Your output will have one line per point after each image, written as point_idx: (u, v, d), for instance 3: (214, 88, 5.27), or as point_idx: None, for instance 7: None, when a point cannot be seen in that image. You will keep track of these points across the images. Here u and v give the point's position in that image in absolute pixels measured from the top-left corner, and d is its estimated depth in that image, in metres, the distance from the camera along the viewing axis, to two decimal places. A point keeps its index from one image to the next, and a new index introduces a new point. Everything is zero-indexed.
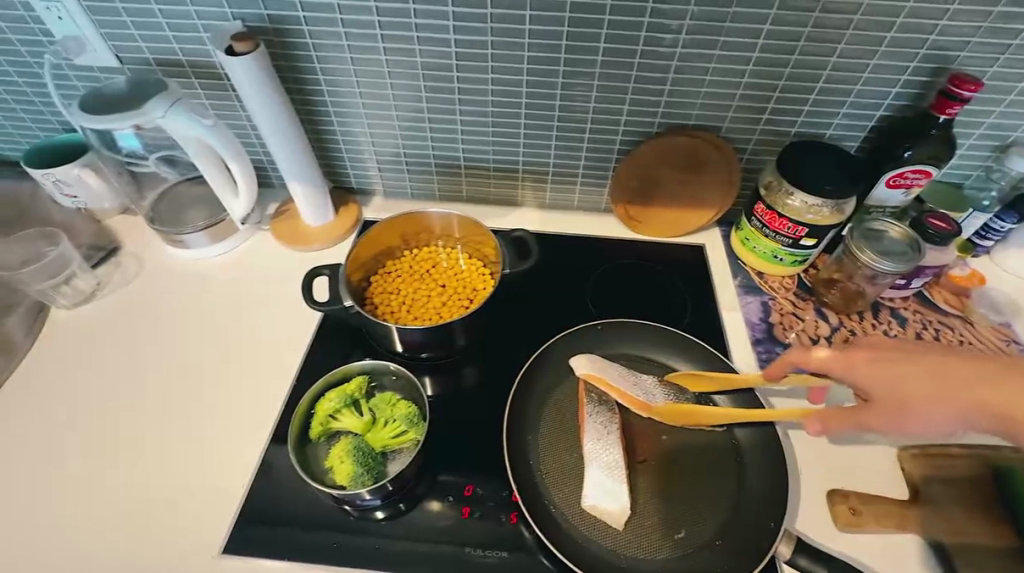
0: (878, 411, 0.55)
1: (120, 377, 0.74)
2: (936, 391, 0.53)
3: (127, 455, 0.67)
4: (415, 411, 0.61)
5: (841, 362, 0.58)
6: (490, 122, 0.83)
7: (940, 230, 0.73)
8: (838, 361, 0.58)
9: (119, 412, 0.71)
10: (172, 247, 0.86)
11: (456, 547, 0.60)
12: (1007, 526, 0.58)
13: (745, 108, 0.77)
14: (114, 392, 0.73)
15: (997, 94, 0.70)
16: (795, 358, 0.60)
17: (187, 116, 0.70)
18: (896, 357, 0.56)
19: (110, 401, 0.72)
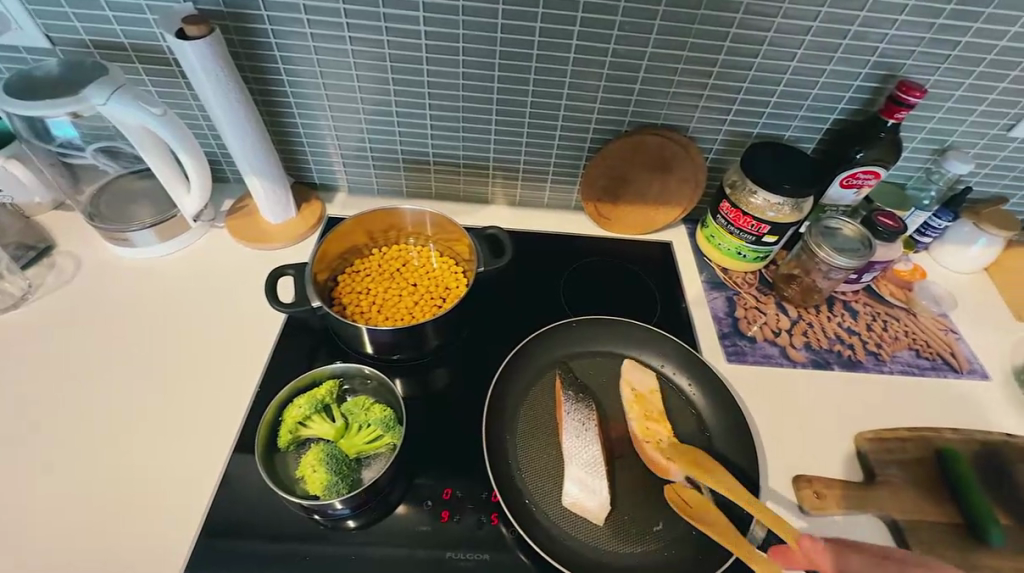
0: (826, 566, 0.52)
1: (65, 384, 0.68)
2: None
3: (76, 470, 0.62)
4: (391, 414, 0.59)
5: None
6: (461, 117, 0.81)
7: (889, 228, 0.78)
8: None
9: (66, 423, 0.65)
10: (115, 245, 0.79)
11: (437, 552, 0.58)
12: (950, 500, 0.63)
13: (711, 109, 0.79)
14: (57, 398, 0.67)
15: (938, 101, 0.75)
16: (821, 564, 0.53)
17: (130, 102, 0.64)
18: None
19: (56, 411, 0.66)
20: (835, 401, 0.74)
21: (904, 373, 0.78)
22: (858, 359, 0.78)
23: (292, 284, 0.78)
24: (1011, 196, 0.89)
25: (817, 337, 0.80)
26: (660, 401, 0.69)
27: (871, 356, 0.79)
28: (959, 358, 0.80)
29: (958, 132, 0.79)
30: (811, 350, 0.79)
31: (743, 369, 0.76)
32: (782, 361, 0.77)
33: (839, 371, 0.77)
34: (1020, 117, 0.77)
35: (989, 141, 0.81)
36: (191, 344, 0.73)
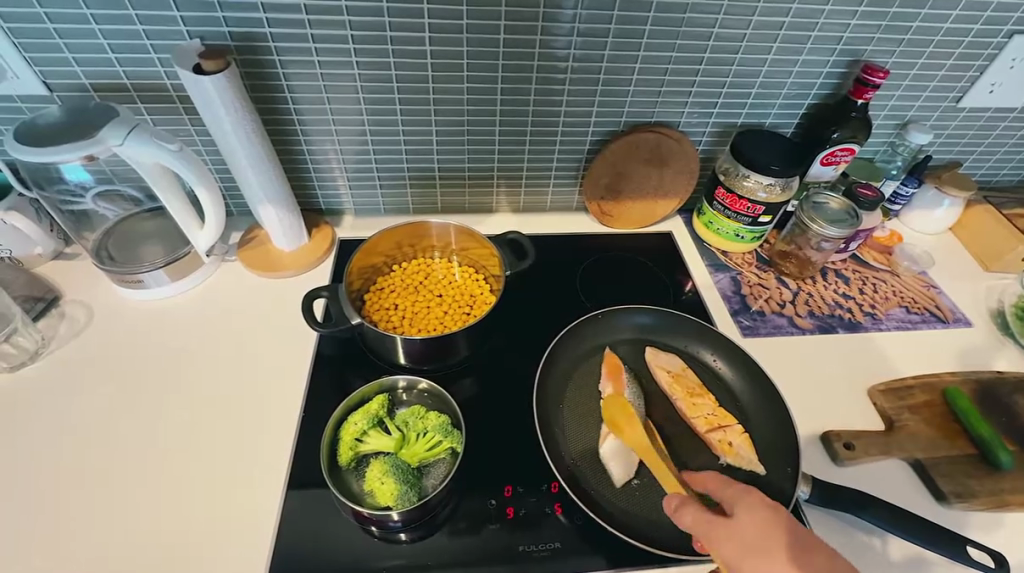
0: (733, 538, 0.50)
1: (83, 427, 0.66)
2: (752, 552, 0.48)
3: (109, 513, 0.60)
4: (448, 420, 0.60)
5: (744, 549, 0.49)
6: (466, 132, 0.84)
7: (869, 198, 0.84)
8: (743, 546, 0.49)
9: (89, 466, 0.63)
10: (127, 288, 0.78)
11: (510, 547, 0.59)
12: (963, 435, 0.69)
13: (699, 104, 0.84)
14: (76, 442, 0.65)
15: (897, 80, 0.84)
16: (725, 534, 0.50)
17: (146, 141, 0.64)
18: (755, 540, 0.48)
19: (77, 455, 0.64)
20: (845, 360, 0.79)
21: (900, 328, 0.85)
22: (857, 320, 0.85)
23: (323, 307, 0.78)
24: (964, 160, 0.99)
25: (818, 305, 0.86)
26: (694, 375, 0.73)
27: (869, 317, 0.86)
28: (943, 309, 0.88)
29: (916, 107, 0.88)
30: (815, 317, 0.85)
31: (758, 342, 0.81)
32: (792, 330, 0.83)
33: (843, 333, 0.83)
34: (966, 89, 0.86)
35: (943, 113, 0.90)
36: (223, 372, 0.73)
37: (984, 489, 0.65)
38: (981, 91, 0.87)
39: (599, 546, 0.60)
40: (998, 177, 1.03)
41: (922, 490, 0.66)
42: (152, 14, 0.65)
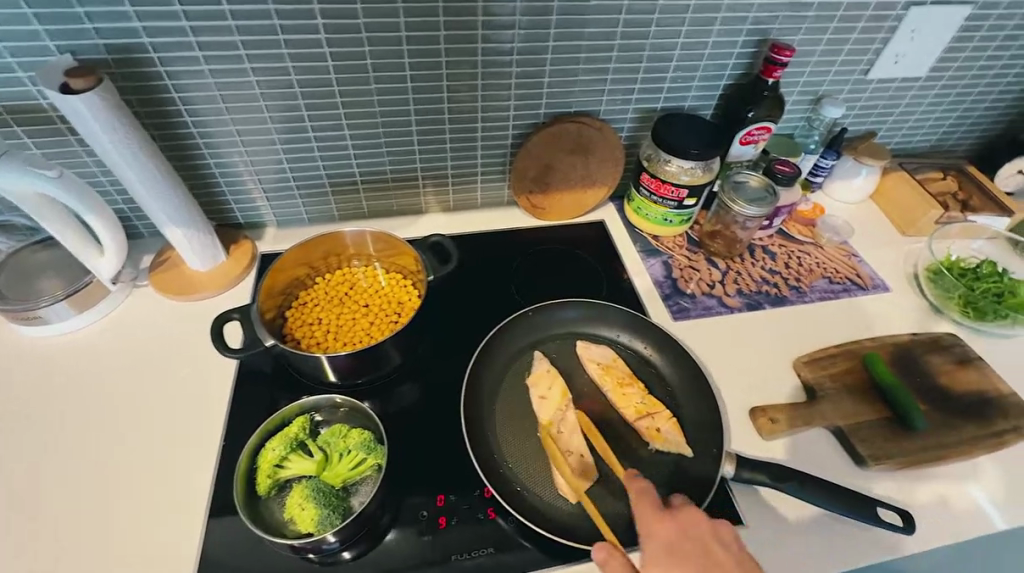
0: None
1: None
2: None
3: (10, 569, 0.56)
4: (370, 435, 0.58)
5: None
6: (381, 133, 0.81)
7: (786, 174, 0.86)
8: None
9: None
10: (27, 325, 0.72)
11: (443, 557, 0.58)
12: (879, 397, 0.72)
13: (616, 91, 0.84)
14: None
15: (805, 57, 0.85)
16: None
17: (19, 169, 0.58)
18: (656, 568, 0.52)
19: None
20: (771, 336, 0.81)
21: (823, 299, 0.87)
22: (783, 295, 0.87)
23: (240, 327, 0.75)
24: (877, 131, 1.02)
25: (746, 283, 0.88)
26: (625, 365, 0.73)
27: (794, 290, 0.88)
28: (863, 277, 0.91)
29: (827, 81, 0.90)
30: (743, 295, 0.86)
31: (689, 324, 0.82)
32: (721, 310, 0.84)
33: (770, 308, 0.85)
34: (873, 61, 0.89)
35: (853, 85, 0.92)
36: (158, 399, 0.69)
37: (898, 449, 0.68)
38: (886, 62, 0.89)
39: (534, 547, 0.60)
40: (910, 144, 1.07)
41: (842, 455, 0.69)
42: (11, 29, 0.59)
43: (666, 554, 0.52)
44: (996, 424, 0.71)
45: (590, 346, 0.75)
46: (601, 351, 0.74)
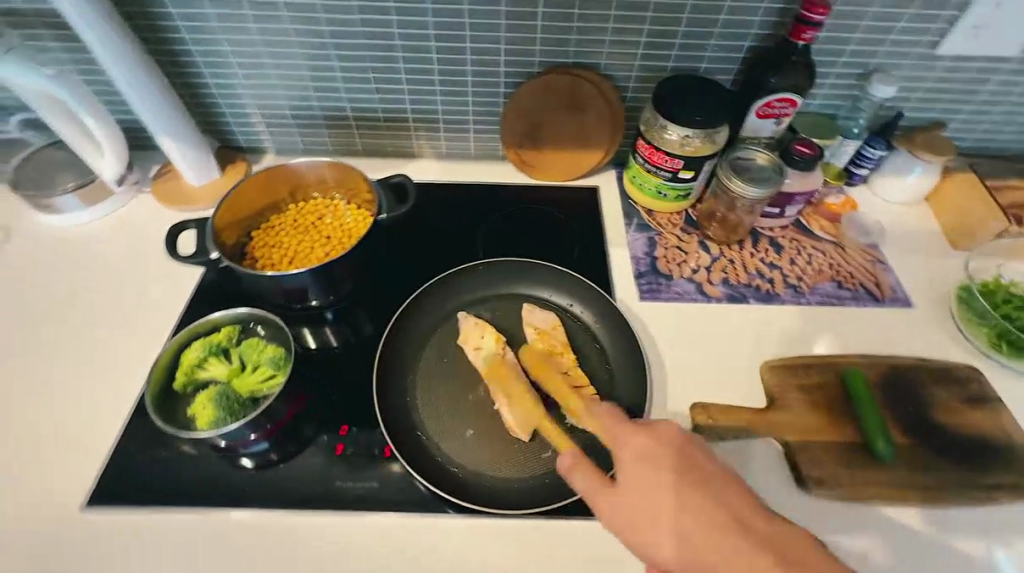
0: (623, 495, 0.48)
1: None
2: (643, 504, 0.47)
3: None
4: (281, 352, 0.61)
5: (636, 491, 0.48)
6: (369, 68, 0.80)
7: (805, 156, 0.75)
8: (634, 486, 0.48)
9: None
10: (45, 213, 0.81)
11: (331, 481, 0.61)
12: (848, 418, 0.64)
13: (619, 43, 0.76)
14: None
15: (852, 20, 0.72)
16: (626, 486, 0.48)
17: (24, 66, 0.64)
18: (640, 483, 0.48)
19: None
20: (745, 334, 0.74)
21: (824, 303, 0.77)
22: (775, 292, 0.78)
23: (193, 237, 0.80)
24: (949, 121, 0.86)
25: (736, 273, 0.80)
26: (563, 335, 0.70)
27: (790, 289, 0.78)
28: (882, 287, 0.79)
29: (881, 54, 0.76)
30: (728, 286, 0.78)
31: (656, 307, 0.76)
32: (697, 298, 0.77)
33: (755, 304, 0.77)
34: (944, 32, 0.74)
35: (916, 61, 0.77)
36: (128, 297, 0.76)
37: (851, 479, 0.59)
38: (962, 35, 0.74)
39: (421, 491, 0.60)
40: (994, 143, 0.89)
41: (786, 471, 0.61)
42: None
43: (641, 461, 0.49)
44: (987, 476, 0.61)
45: (533, 310, 0.71)
46: (542, 316, 0.71)
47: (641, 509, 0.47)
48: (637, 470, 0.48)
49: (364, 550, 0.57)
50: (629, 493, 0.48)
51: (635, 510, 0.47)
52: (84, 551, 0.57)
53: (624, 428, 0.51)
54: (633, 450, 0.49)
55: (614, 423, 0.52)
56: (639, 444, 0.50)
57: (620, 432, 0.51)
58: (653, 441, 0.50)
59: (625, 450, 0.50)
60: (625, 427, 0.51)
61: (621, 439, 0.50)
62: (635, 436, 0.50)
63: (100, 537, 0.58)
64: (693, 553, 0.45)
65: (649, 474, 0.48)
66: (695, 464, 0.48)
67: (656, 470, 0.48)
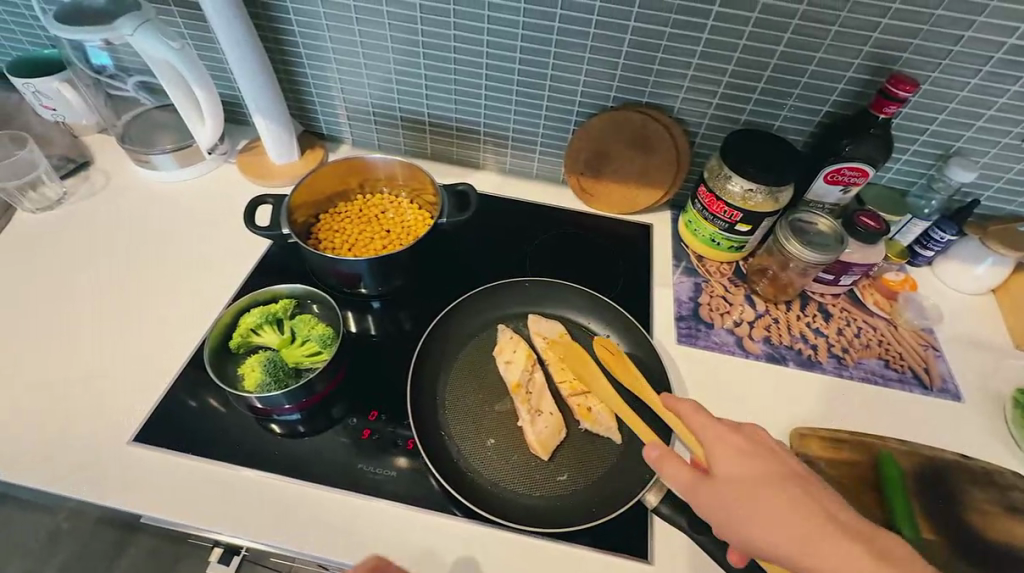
0: (712, 489, 0.47)
1: (67, 266, 0.79)
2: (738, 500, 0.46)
3: (59, 338, 0.72)
4: (329, 332, 0.65)
5: (727, 487, 0.46)
6: (453, 80, 0.85)
7: (869, 229, 0.75)
8: (727, 481, 0.47)
9: (58, 298, 0.75)
10: (142, 167, 0.89)
11: (350, 461, 0.64)
12: (876, 501, 0.62)
13: (696, 90, 0.78)
14: (57, 276, 0.78)
15: (938, 100, 0.71)
16: (718, 480, 0.47)
17: (154, 36, 0.71)
18: (735, 479, 0.47)
19: (53, 288, 0.76)
20: (778, 395, 0.73)
21: (866, 380, 0.75)
22: (817, 359, 0.76)
23: (270, 211, 0.86)
24: None
25: (779, 333, 0.79)
26: (572, 342, 0.73)
27: (834, 359, 0.77)
28: (932, 375, 0.76)
29: (964, 138, 0.75)
30: (769, 344, 0.77)
31: (692, 352, 0.76)
32: (735, 351, 0.77)
33: (793, 368, 0.75)
34: None
35: (1002, 151, 0.75)
36: (198, 257, 0.82)
37: None
38: None
39: (433, 485, 0.62)
40: None
41: None
42: None
43: (736, 457, 0.48)
44: None
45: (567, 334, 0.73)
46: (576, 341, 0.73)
47: (736, 501, 0.46)
48: (728, 462, 0.47)
49: (371, 534, 0.59)
50: (721, 489, 0.47)
51: (730, 504, 0.46)
52: (120, 482, 0.61)
53: (715, 422, 0.50)
54: (731, 447, 0.48)
55: (705, 418, 0.50)
56: (735, 441, 0.49)
57: (714, 427, 0.50)
58: (751, 440, 0.49)
59: (720, 445, 0.48)
60: (720, 423, 0.50)
61: (718, 434, 0.49)
62: (732, 434, 0.49)
63: (135, 470, 0.62)
64: (793, 547, 0.43)
65: (743, 469, 0.47)
66: (787, 466, 0.47)
67: (751, 468, 0.47)
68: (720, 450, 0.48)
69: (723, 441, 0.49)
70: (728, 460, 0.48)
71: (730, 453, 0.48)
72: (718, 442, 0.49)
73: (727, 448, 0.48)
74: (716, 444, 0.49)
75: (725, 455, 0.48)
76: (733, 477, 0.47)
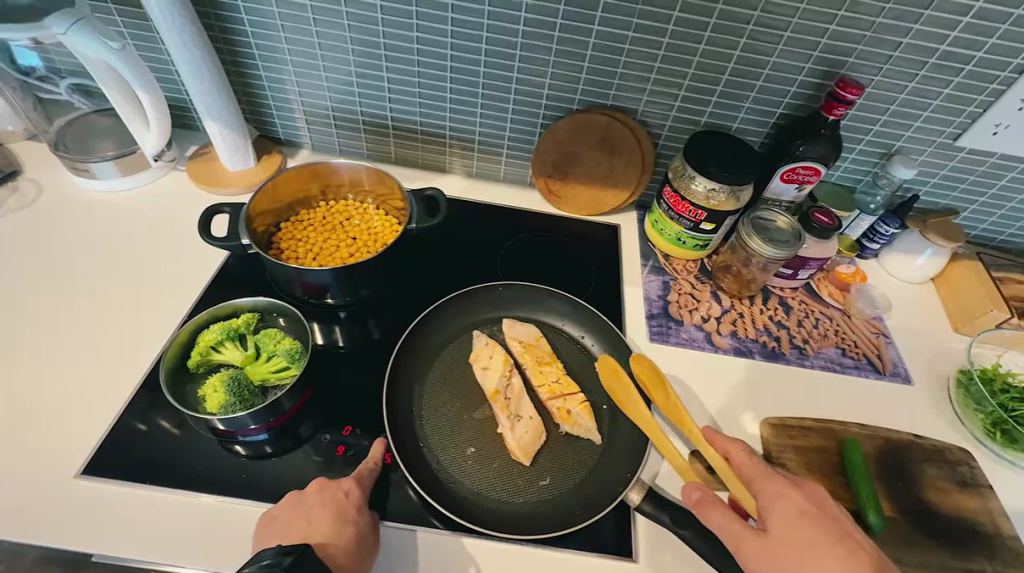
0: (768, 543, 0.50)
1: None
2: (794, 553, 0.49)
3: None
4: (297, 346, 0.63)
5: (782, 542, 0.50)
6: (417, 83, 0.83)
7: (823, 224, 0.79)
8: (784, 537, 0.50)
9: None
10: (80, 176, 0.83)
11: (325, 479, 0.61)
12: (842, 484, 0.65)
13: (659, 93, 0.80)
14: None
15: (881, 103, 0.76)
16: (775, 534, 0.51)
17: (89, 36, 0.66)
18: (795, 533, 0.50)
19: None
20: (747, 387, 0.75)
21: (826, 369, 0.78)
22: (781, 351, 0.80)
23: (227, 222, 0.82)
24: (962, 210, 0.89)
25: (744, 327, 0.81)
26: (547, 345, 0.73)
27: (796, 350, 0.80)
28: (884, 361, 0.81)
29: (905, 137, 0.80)
30: (735, 338, 0.80)
31: (665, 349, 0.78)
32: (705, 346, 0.79)
33: (760, 360, 0.78)
34: (966, 126, 0.77)
35: (937, 149, 0.81)
36: (149, 271, 0.76)
37: None
38: (982, 131, 0.77)
39: (413, 498, 0.60)
40: (1001, 237, 0.93)
41: None
42: None
43: (794, 514, 0.51)
44: (969, 562, 0.61)
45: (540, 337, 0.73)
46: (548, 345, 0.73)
47: (793, 558, 0.49)
48: (789, 520, 0.51)
49: None
50: (780, 545, 0.50)
51: (787, 557, 0.49)
52: (68, 519, 0.56)
53: (774, 478, 0.54)
54: (789, 504, 0.52)
55: (763, 474, 0.55)
56: (792, 498, 0.53)
57: (772, 483, 0.54)
58: (809, 498, 0.53)
59: (778, 501, 0.52)
60: (777, 477, 0.54)
61: (776, 490, 0.53)
62: (791, 490, 0.53)
63: (85, 506, 0.57)
64: None
65: (803, 526, 0.51)
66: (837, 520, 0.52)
67: (806, 524, 0.51)
68: (777, 506, 0.52)
69: (778, 498, 0.53)
70: (786, 519, 0.51)
71: (789, 510, 0.52)
72: (777, 499, 0.53)
73: (784, 506, 0.52)
74: (774, 501, 0.53)
75: (779, 510, 0.52)
76: (791, 532, 0.50)
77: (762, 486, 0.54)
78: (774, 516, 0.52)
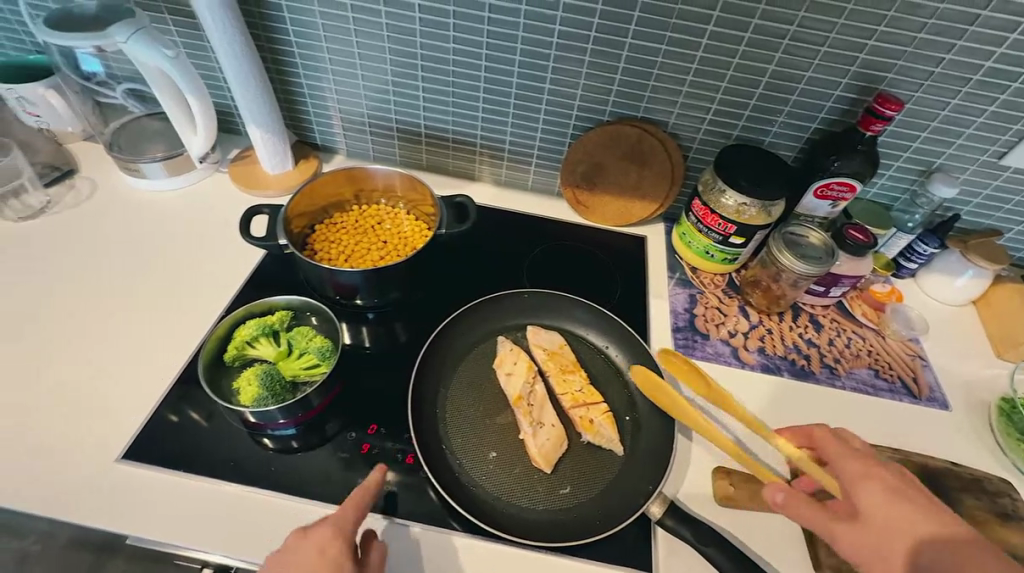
0: (862, 525, 0.48)
1: (50, 278, 0.76)
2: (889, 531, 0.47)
3: (40, 352, 0.69)
4: (327, 344, 0.64)
5: (877, 520, 0.48)
6: (450, 93, 0.86)
7: (857, 241, 0.77)
8: (877, 513, 0.48)
9: (41, 311, 0.73)
10: (131, 176, 0.87)
11: (349, 476, 0.62)
12: None
13: (691, 106, 0.80)
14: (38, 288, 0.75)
15: (921, 119, 0.74)
16: (869, 512, 0.48)
17: (147, 44, 0.70)
18: (887, 508, 0.48)
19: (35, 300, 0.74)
20: (774, 405, 0.74)
21: (858, 390, 0.76)
22: (811, 369, 0.78)
23: (265, 223, 0.85)
24: (1005, 231, 0.86)
25: (772, 343, 0.80)
26: (571, 354, 0.73)
27: (826, 369, 0.78)
28: (920, 384, 0.78)
29: (946, 155, 0.78)
30: (763, 355, 0.79)
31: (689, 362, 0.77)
32: (731, 361, 0.77)
33: (788, 378, 0.77)
34: (1011, 144, 0.75)
35: (980, 168, 0.79)
36: (190, 267, 0.80)
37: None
38: None
39: (434, 499, 0.61)
40: None
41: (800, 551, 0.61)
42: None
43: (883, 490, 0.49)
44: None
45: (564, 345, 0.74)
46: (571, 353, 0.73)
47: (891, 537, 0.46)
48: (880, 494, 0.49)
49: None
50: (876, 522, 0.48)
51: (885, 537, 0.47)
52: (107, 501, 0.58)
53: (853, 457, 0.53)
54: (875, 483, 0.50)
55: (844, 454, 0.54)
56: (877, 475, 0.51)
57: (854, 462, 0.52)
58: (893, 475, 0.51)
59: (862, 481, 0.51)
60: (859, 456, 0.53)
61: (859, 471, 0.52)
62: (875, 469, 0.51)
63: (122, 490, 0.59)
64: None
65: (895, 501, 0.48)
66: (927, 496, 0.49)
67: (899, 498, 0.48)
68: (866, 483, 0.50)
69: (865, 474, 0.51)
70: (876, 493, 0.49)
71: (879, 485, 0.50)
72: (861, 479, 0.51)
73: (871, 481, 0.50)
74: (863, 478, 0.51)
75: (869, 486, 0.50)
76: (885, 509, 0.48)
77: (842, 465, 0.53)
78: (862, 492, 0.50)
